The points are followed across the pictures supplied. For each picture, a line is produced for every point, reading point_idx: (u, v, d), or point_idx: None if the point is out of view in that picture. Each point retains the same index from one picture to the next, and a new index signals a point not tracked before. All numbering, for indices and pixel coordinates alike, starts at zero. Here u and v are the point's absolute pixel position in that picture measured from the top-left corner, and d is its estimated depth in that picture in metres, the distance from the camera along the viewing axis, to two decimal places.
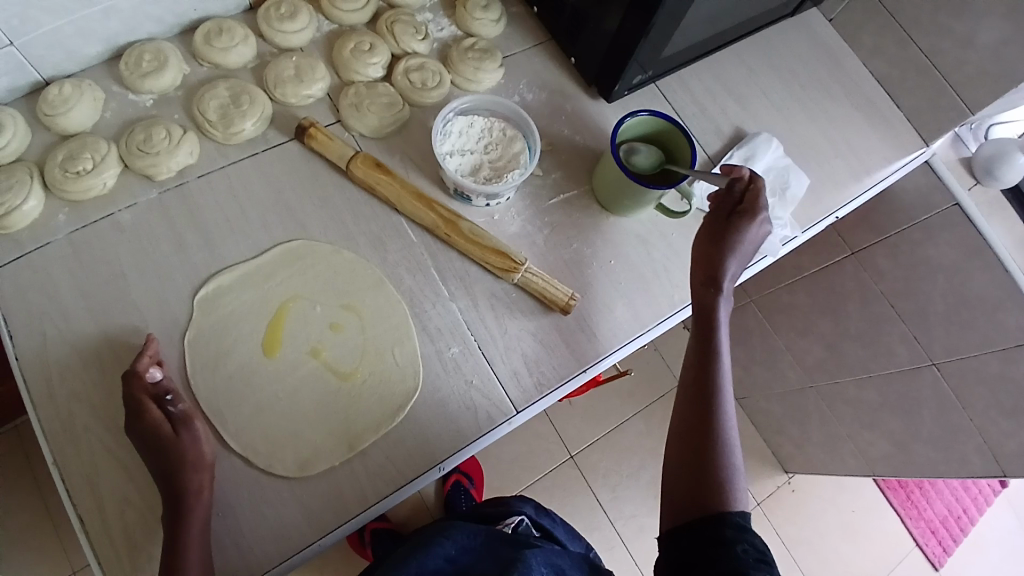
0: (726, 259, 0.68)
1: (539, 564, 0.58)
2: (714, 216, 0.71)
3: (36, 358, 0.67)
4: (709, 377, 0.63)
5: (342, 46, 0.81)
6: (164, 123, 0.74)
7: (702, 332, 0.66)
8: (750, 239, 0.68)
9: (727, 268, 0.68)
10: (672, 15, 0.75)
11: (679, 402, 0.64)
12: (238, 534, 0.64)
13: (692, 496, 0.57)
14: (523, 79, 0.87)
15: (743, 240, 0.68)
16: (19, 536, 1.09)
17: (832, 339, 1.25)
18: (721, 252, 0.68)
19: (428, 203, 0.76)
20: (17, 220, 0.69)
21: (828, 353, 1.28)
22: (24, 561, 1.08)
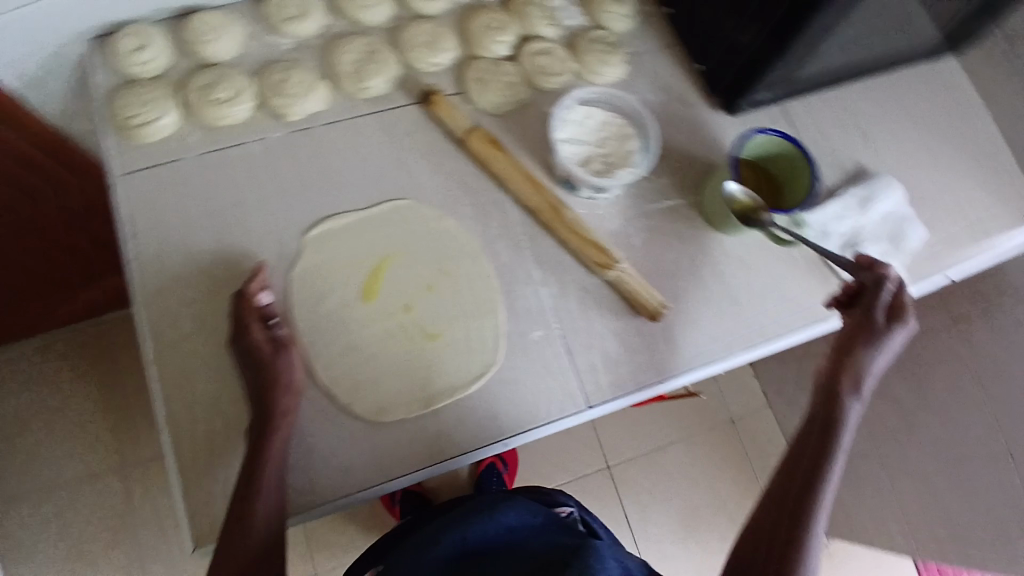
0: (867, 360, 0.68)
1: (610, 558, 0.55)
2: (863, 309, 0.70)
3: (152, 266, 0.71)
4: (821, 461, 0.67)
5: (476, 19, 0.82)
6: (301, 69, 0.77)
7: (825, 415, 0.68)
8: (895, 344, 0.68)
9: (867, 364, 0.68)
10: (813, 42, 0.74)
11: (784, 468, 0.69)
12: (311, 462, 0.67)
13: (778, 559, 0.62)
14: (647, 80, 0.86)
15: (888, 346, 0.68)
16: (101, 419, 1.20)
17: (903, 403, 1.20)
18: (863, 349, 0.68)
19: (536, 185, 0.76)
20: (152, 133, 0.74)
21: (898, 422, 1.22)
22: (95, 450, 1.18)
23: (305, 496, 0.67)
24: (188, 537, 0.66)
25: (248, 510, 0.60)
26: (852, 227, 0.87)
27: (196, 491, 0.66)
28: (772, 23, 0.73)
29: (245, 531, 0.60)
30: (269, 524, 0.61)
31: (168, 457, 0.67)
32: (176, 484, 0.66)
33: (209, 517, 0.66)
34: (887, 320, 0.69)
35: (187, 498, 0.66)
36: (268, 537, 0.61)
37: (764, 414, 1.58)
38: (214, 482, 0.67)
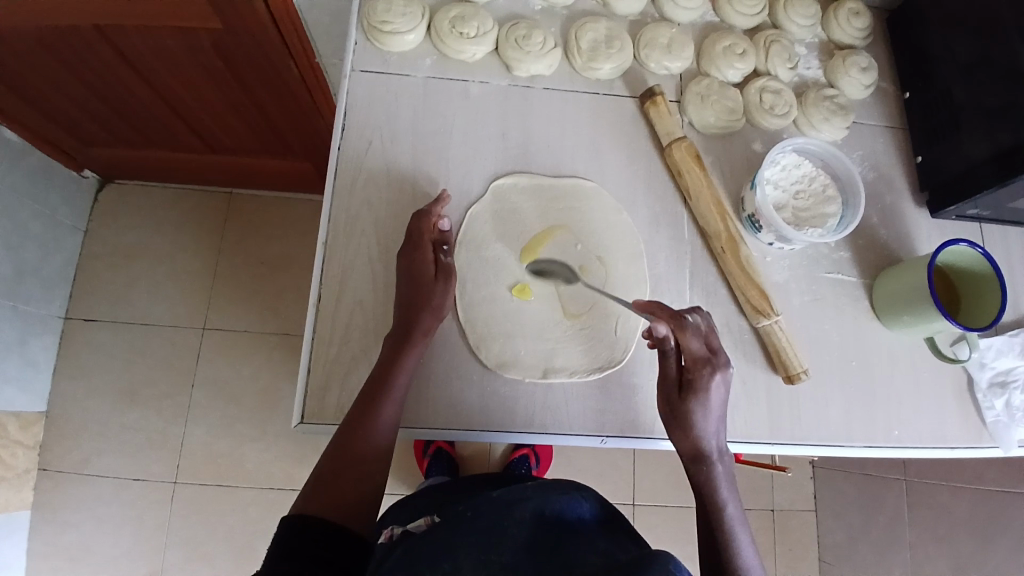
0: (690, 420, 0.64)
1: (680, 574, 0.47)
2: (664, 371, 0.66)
3: (354, 157, 0.76)
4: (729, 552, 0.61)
5: (718, 40, 0.83)
6: (543, 31, 0.81)
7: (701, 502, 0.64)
8: (715, 393, 0.64)
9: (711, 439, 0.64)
10: None
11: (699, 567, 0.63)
12: (428, 385, 0.70)
13: None
14: (857, 151, 0.85)
15: (710, 400, 0.64)
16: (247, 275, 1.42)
17: None
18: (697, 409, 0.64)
19: (722, 212, 0.76)
20: (394, 43, 0.79)
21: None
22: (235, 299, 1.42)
23: (414, 413, 0.70)
24: (298, 410, 0.69)
25: (374, 410, 0.64)
26: (1010, 367, 0.81)
27: (320, 371, 0.70)
28: (1001, 147, 0.72)
29: (364, 429, 0.64)
30: (384, 432, 0.64)
31: (308, 332, 0.71)
32: (305, 359, 0.70)
33: (322, 399, 0.69)
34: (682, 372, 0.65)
35: (310, 374, 0.70)
36: (379, 444, 0.64)
37: (806, 517, 1.54)
38: (339, 368, 0.70)
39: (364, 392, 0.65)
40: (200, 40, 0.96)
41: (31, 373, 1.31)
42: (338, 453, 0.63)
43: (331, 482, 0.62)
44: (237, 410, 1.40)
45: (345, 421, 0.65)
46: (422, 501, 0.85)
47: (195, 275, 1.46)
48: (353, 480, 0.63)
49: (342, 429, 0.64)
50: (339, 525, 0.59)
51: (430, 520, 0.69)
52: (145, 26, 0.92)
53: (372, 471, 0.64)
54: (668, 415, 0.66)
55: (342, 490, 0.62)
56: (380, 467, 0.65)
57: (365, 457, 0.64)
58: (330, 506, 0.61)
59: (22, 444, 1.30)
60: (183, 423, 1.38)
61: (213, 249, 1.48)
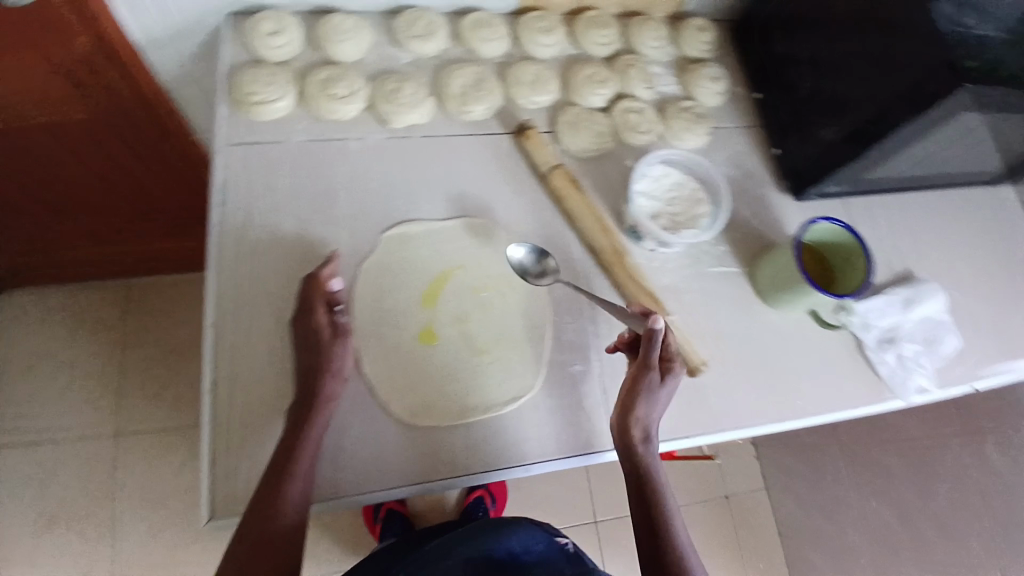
0: (651, 410, 0.69)
1: None
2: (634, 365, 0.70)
3: (235, 230, 0.75)
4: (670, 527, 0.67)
5: (580, 71, 0.89)
6: (413, 82, 0.83)
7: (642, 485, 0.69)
8: (670, 391, 0.71)
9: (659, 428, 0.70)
10: (890, 151, 0.79)
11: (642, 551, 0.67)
12: (341, 450, 0.68)
13: None
14: (722, 154, 0.92)
15: (664, 395, 0.70)
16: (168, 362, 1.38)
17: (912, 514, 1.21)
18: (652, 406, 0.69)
19: (605, 229, 0.80)
20: (266, 112, 0.80)
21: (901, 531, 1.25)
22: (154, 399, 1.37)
23: (330, 482, 0.67)
24: (205, 505, 0.65)
25: (281, 487, 0.62)
26: (893, 324, 0.88)
27: (225, 458, 0.67)
28: (851, 124, 0.80)
29: (272, 508, 0.61)
30: (294, 508, 0.62)
31: (205, 418, 0.68)
32: (206, 447, 0.67)
33: (231, 487, 0.66)
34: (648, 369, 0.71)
35: (215, 463, 0.67)
36: (290, 521, 0.62)
37: (762, 500, 1.59)
38: (246, 450, 0.68)
39: (270, 469, 0.63)
40: (69, 134, 0.93)
41: None
42: (245, 539, 0.60)
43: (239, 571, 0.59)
44: (168, 513, 1.30)
45: (252, 504, 0.62)
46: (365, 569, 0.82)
47: (101, 376, 1.37)
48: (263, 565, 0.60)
49: (249, 512, 0.61)
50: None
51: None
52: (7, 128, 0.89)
53: (286, 550, 0.61)
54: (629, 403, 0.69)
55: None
56: (294, 546, 0.62)
57: (276, 537, 0.61)
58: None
59: None
60: (108, 536, 1.27)
61: (119, 345, 1.39)
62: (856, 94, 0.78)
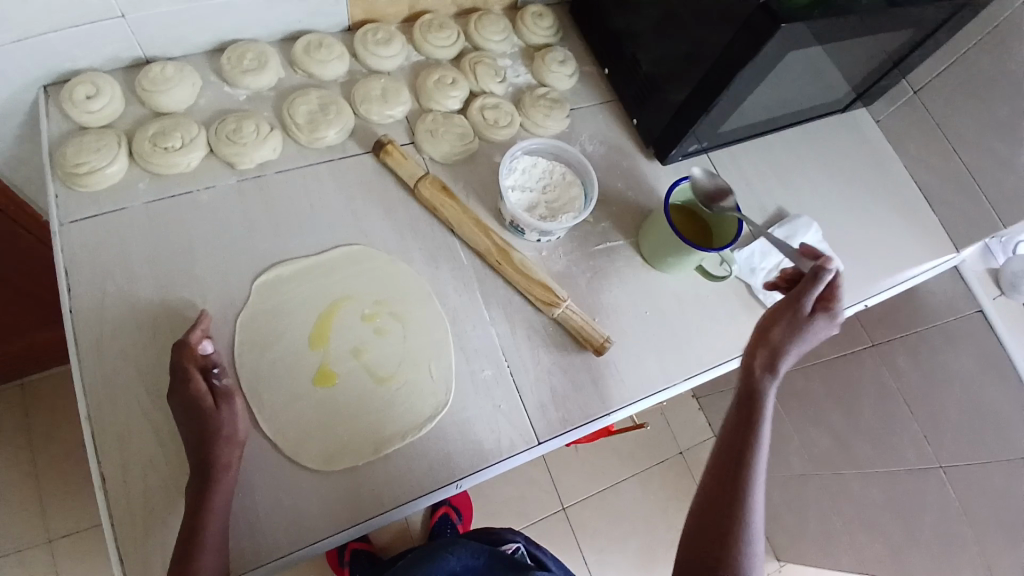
0: (787, 337, 0.66)
1: None
2: (794, 296, 0.68)
3: (90, 313, 0.69)
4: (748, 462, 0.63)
5: (428, 77, 0.88)
6: (255, 119, 0.79)
7: (744, 408, 0.66)
8: (818, 334, 0.67)
9: (785, 357, 0.66)
10: (734, 100, 0.82)
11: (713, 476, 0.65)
12: (255, 516, 0.65)
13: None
14: (586, 132, 0.93)
15: (812, 334, 0.67)
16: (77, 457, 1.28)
17: (845, 432, 1.31)
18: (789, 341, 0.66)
19: (485, 229, 0.79)
20: (97, 180, 0.74)
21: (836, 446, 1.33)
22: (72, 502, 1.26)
23: (253, 551, 0.64)
24: None
25: (191, 573, 0.57)
26: (777, 263, 0.92)
27: (133, 554, 0.62)
28: (695, 82, 0.83)
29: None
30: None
31: (102, 518, 0.62)
32: (110, 548, 0.62)
33: None
34: (813, 311, 0.67)
35: (124, 562, 0.62)
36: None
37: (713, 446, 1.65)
38: (154, 541, 0.63)
39: (176, 559, 0.58)
40: None
41: None
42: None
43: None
44: None
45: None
46: None
47: (2, 493, 1.23)
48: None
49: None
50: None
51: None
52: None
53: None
54: (766, 323, 0.68)
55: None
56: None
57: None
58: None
59: None
60: None
61: (16, 455, 1.26)
62: (694, 48, 0.82)
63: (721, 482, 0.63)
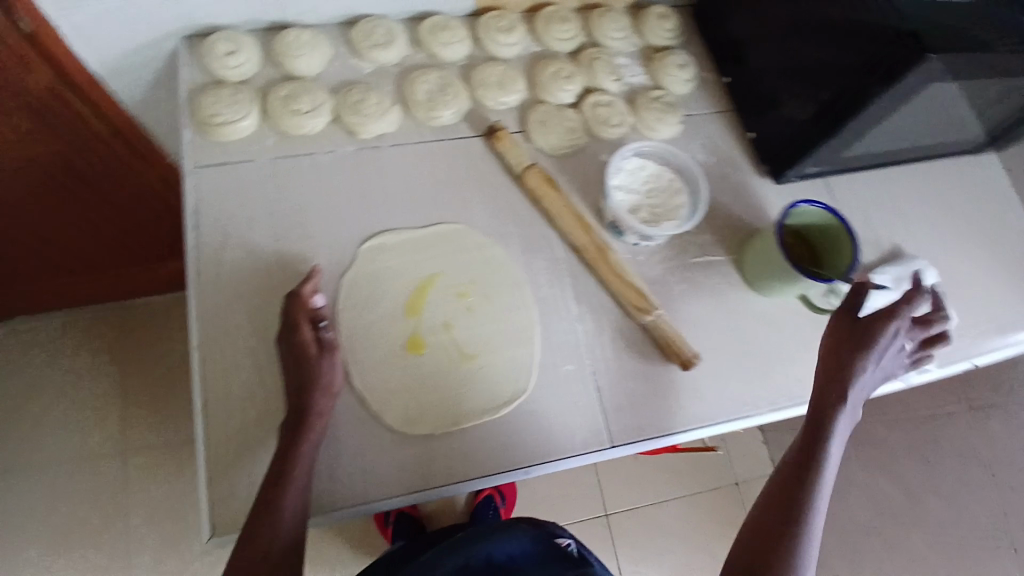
0: (860, 346, 0.71)
1: None
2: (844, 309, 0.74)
3: (212, 254, 0.74)
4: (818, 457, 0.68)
5: (545, 68, 0.88)
6: (377, 91, 0.82)
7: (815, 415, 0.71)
8: (887, 343, 0.71)
9: (858, 363, 0.71)
10: (858, 129, 0.78)
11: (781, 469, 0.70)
12: (336, 467, 0.68)
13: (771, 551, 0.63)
14: (697, 141, 0.92)
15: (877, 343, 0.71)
16: (162, 382, 1.39)
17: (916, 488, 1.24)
18: (870, 347, 0.71)
19: (585, 226, 0.80)
20: (230, 133, 0.78)
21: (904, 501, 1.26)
22: (152, 424, 1.36)
23: (330, 498, 0.67)
24: (206, 524, 0.65)
25: (275, 507, 0.61)
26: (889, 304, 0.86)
27: (221, 479, 0.66)
28: (822, 104, 0.79)
29: (266, 531, 0.61)
30: (288, 529, 0.62)
31: (199, 441, 0.67)
32: (202, 469, 0.66)
33: (230, 508, 0.66)
34: (872, 318, 0.72)
35: (212, 485, 0.66)
36: (284, 542, 0.61)
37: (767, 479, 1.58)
38: (241, 471, 0.67)
39: (264, 491, 0.63)
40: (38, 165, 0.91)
41: None
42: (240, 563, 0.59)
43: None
44: (177, 535, 1.29)
45: (246, 527, 0.61)
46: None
47: (96, 405, 1.35)
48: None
49: (243, 536, 0.61)
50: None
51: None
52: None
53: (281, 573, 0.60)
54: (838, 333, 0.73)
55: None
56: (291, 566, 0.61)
57: (271, 559, 0.60)
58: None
59: None
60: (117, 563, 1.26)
61: (112, 372, 1.38)
62: (821, 71, 0.79)
63: (783, 485, 0.68)
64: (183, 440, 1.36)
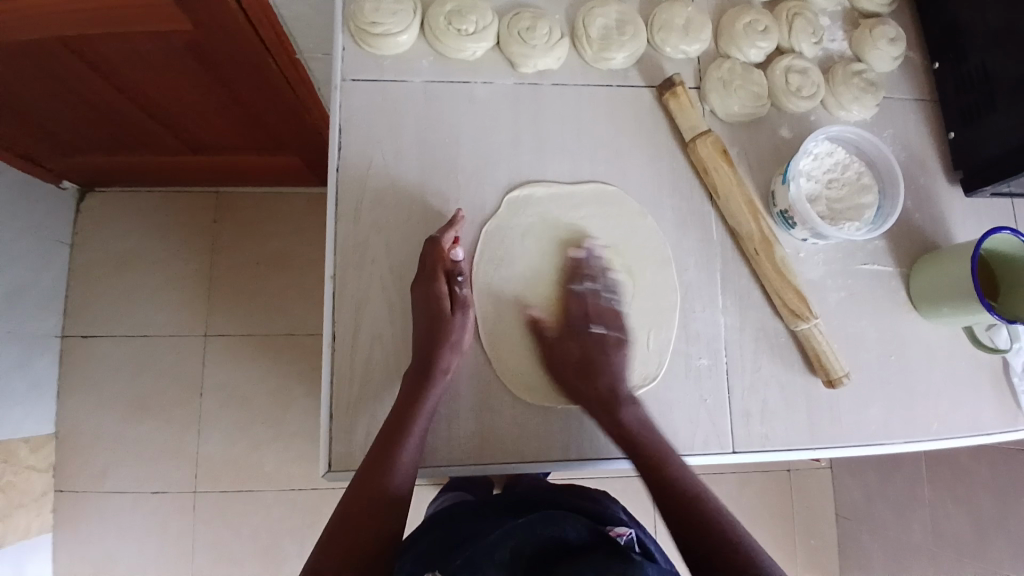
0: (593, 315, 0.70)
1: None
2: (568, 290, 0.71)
3: (355, 178, 0.70)
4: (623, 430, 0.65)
5: (739, 17, 0.76)
6: (549, 20, 0.73)
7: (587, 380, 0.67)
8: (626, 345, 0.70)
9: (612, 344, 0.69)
10: None
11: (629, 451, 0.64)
12: (456, 421, 0.67)
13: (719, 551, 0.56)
14: (889, 130, 0.81)
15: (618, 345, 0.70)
16: (251, 272, 1.42)
17: (986, 523, 1.18)
18: (609, 364, 0.69)
19: (755, 212, 0.71)
20: (387, 46, 0.72)
21: (972, 534, 1.21)
22: (240, 312, 1.40)
23: (448, 451, 0.66)
24: (325, 457, 0.65)
25: (395, 451, 0.61)
26: None
27: (343, 413, 0.66)
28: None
29: (383, 472, 0.61)
30: (403, 472, 0.61)
31: (326, 374, 0.67)
32: (326, 401, 0.66)
33: (349, 443, 0.66)
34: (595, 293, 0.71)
35: (334, 417, 0.66)
36: (396, 486, 0.61)
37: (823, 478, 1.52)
38: (363, 408, 0.66)
39: (384, 432, 0.63)
40: (171, 44, 0.88)
41: (34, 397, 1.28)
42: (355, 497, 0.60)
43: (346, 531, 0.58)
44: (251, 417, 1.37)
45: (364, 465, 0.62)
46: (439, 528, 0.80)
47: (191, 284, 1.41)
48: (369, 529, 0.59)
49: (360, 472, 0.61)
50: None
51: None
52: (110, 34, 0.85)
53: (388, 516, 0.60)
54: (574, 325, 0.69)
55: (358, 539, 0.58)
56: (398, 511, 0.61)
57: (381, 499, 0.60)
58: (348, 556, 0.57)
59: (35, 468, 1.28)
60: (197, 432, 1.36)
61: (205, 254, 1.42)
62: None
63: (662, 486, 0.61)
64: (266, 332, 1.40)
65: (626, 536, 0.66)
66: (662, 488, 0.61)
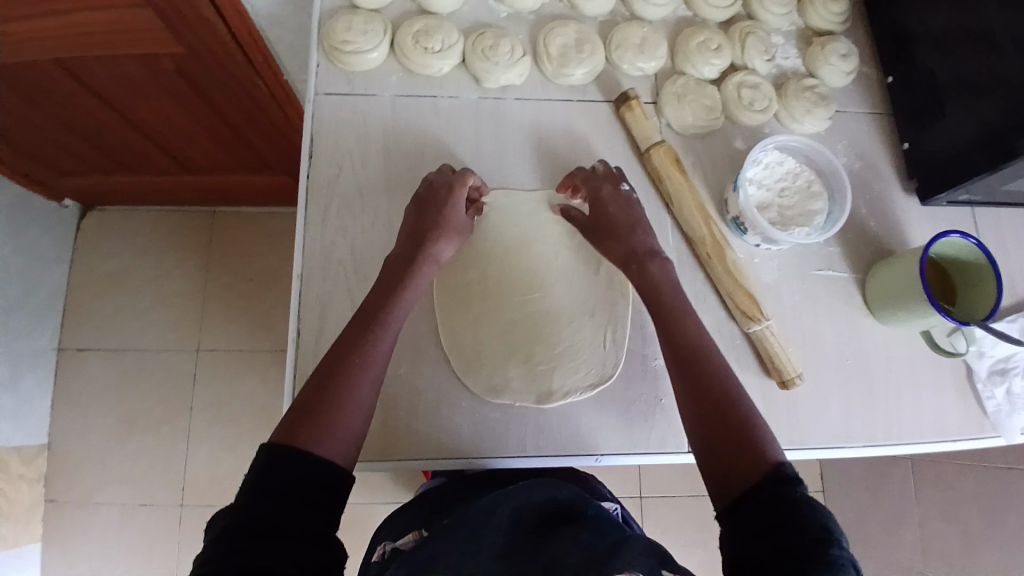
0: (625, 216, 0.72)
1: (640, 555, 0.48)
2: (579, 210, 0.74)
3: (325, 185, 0.74)
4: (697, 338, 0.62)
5: (693, 36, 0.80)
6: (511, 39, 0.78)
7: (657, 297, 0.66)
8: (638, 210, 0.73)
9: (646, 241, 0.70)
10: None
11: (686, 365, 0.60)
12: (413, 419, 0.68)
13: (747, 448, 0.52)
14: (842, 141, 0.84)
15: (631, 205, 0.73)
16: (242, 286, 1.46)
17: (972, 539, 1.16)
18: (630, 221, 0.71)
19: (707, 217, 0.74)
20: (357, 62, 0.76)
21: (959, 549, 1.18)
22: (231, 325, 1.44)
23: (406, 447, 0.67)
24: None
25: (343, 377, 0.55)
26: (1010, 353, 0.78)
27: None
28: (990, 135, 0.70)
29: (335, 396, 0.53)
30: (382, 359, 0.57)
31: (288, 371, 0.68)
32: (288, 397, 0.68)
33: None
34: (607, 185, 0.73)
35: None
36: (375, 373, 0.57)
37: None
38: None
39: (357, 322, 0.60)
40: (163, 67, 0.93)
41: (24, 409, 1.29)
42: (329, 376, 0.55)
43: (317, 412, 0.52)
44: (238, 430, 1.38)
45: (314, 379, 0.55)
46: (410, 501, 0.74)
47: (183, 299, 1.44)
48: (346, 413, 0.53)
49: (299, 403, 0.53)
50: (331, 464, 0.49)
51: (418, 534, 0.63)
52: (108, 56, 0.90)
53: (365, 396, 0.55)
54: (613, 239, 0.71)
55: (332, 421, 0.52)
56: (373, 398, 0.56)
57: (360, 384, 0.55)
58: (321, 432, 0.51)
59: (24, 479, 1.28)
60: (184, 445, 1.37)
61: (199, 271, 1.46)
62: (998, 89, 0.69)
63: (694, 384, 0.58)
64: (254, 347, 1.43)
65: (615, 509, 0.75)
66: (691, 380, 0.59)
